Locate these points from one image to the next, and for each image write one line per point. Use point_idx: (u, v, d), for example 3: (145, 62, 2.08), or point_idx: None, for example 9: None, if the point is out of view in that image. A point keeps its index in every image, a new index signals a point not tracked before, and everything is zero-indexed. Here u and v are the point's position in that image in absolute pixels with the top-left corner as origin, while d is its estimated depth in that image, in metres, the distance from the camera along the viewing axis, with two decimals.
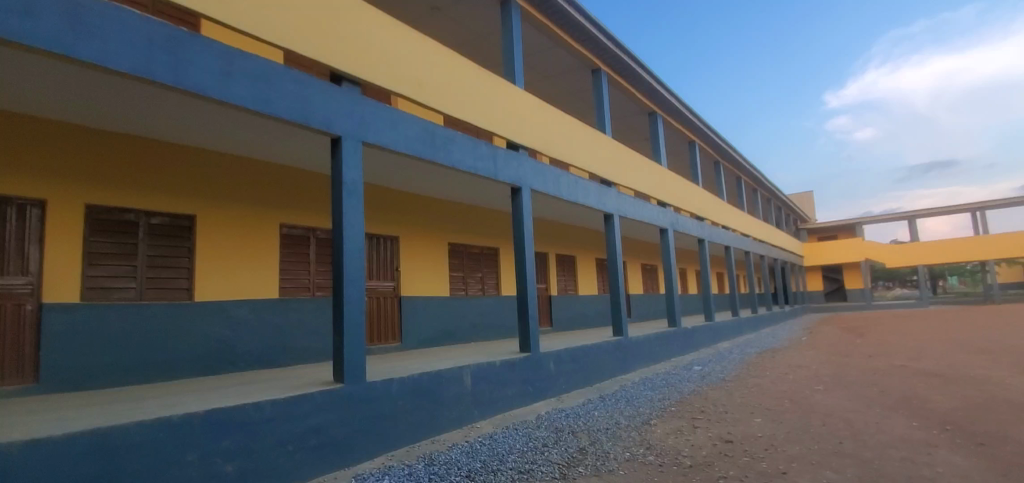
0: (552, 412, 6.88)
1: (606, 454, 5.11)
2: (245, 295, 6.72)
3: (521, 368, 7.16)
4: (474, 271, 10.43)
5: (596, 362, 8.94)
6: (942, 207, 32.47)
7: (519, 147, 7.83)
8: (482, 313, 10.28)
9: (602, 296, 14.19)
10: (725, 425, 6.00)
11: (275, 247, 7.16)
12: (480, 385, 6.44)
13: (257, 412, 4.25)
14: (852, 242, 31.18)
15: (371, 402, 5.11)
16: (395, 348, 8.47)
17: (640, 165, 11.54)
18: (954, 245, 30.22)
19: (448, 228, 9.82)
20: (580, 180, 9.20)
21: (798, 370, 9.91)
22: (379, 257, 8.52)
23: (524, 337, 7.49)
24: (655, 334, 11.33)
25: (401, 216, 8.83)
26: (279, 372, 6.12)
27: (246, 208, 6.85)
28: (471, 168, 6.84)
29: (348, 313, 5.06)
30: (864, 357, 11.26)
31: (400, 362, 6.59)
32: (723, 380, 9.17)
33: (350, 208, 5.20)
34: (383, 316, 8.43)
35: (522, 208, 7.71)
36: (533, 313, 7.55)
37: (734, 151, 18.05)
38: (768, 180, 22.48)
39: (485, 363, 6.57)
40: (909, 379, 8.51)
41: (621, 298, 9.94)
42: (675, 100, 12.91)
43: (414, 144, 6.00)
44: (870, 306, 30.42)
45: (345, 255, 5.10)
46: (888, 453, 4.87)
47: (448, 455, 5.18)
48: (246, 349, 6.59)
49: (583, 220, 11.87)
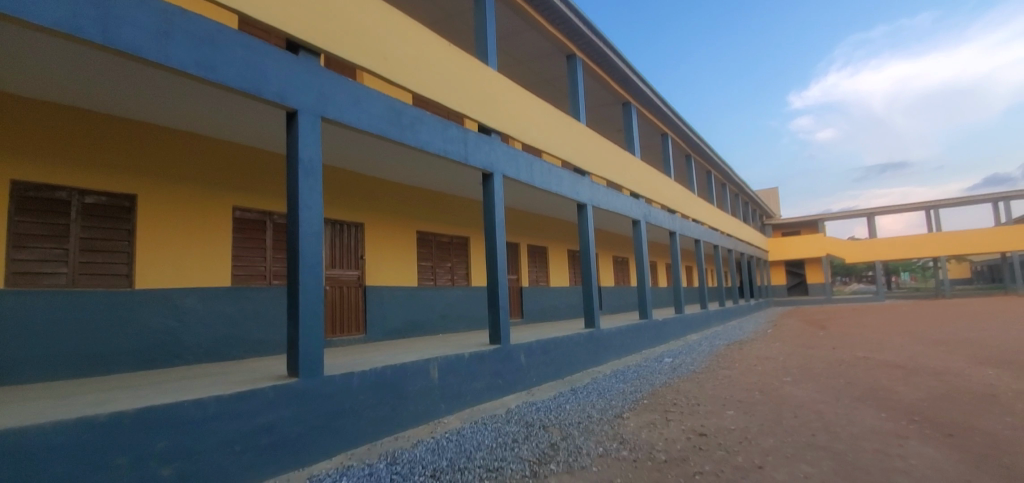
0: (523, 406, 6.65)
1: (579, 449, 4.90)
2: (193, 282, 6.23)
3: (491, 361, 6.90)
4: (443, 261, 10.09)
5: (567, 354, 8.75)
6: (898, 205, 33.70)
7: (491, 131, 7.52)
8: (451, 304, 9.97)
9: (574, 287, 14.05)
10: (698, 418, 5.88)
11: (228, 231, 6.68)
12: (448, 378, 6.15)
13: (199, 410, 3.86)
14: (815, 238, 32.05)
15: (329, 398, 4.75)
16: (359, 340, 8.09)
17: (614, 155, 11.38)
18: (909, 242, 31.42)
19: (416, 216, 9.45)
20: (553, 167, 8.95)
21: (766, 362, 9.96)
22: (342, 244, 8.10)
23: (494, 328, 7.22)
24: (626, 326, 11.24)
25: (366, 202, 8.42)
26: (230, 366, 5.68)
27: (194, 188, 6.34)
28: (440, 151, 6.50)
29: (304, 302, 4.69)
30: (828, 349, 11.43)
31: (363, 354, 6.24)
32: (694, 372, 9.13)
33: (307, 189, 4.81)
34: (347, 307, 8.03)
35: (494, 194, 7.40)
36: (503, 303, 7.28)
37: (705, 146, 18.17)
38: (737, 176, 22.79)
39: (453, 356, 6.28)
40: (874, 371, 8.62)
41: (593, 290, 9.78)
42: (649, 91, 12.80)
43: (378, 123, 5.63)
44: (830, 300, 31.37)
45: (301, 239, 4.72)
46: (861, 446, 4.82)
47: (412, 452, 4.87)
48: (194, 341, 6.12)
49: (556, 210, 11.66)
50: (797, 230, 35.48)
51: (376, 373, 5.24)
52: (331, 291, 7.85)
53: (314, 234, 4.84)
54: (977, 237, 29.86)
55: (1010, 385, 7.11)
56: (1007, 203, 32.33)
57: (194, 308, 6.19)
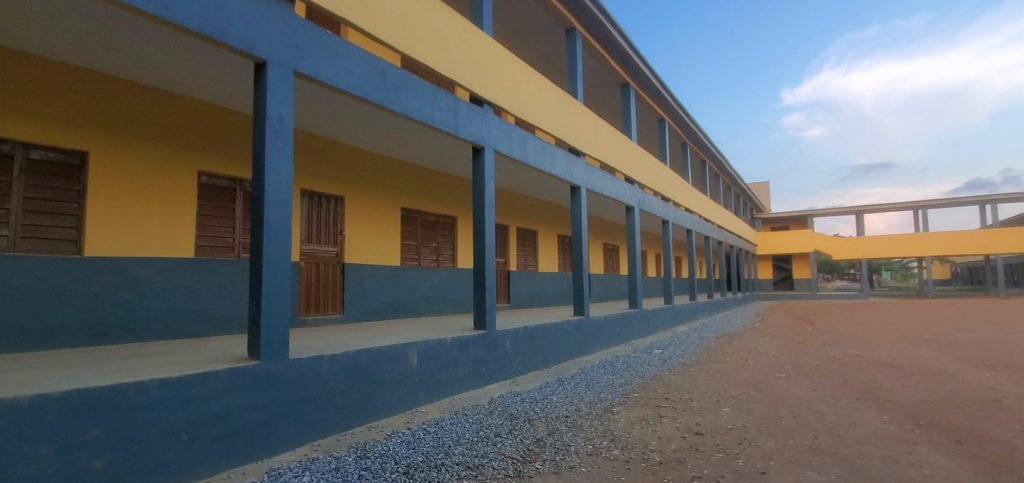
0: (507, 396, 6.25)
1: (566, 447, 4.51)
2: (151, 252, 5.69)
3: (475, 347, 6.48)
4: (428, 241, 9.62)
5: (555, 343, 8.39)
6: (886, 204, 33.78)
7: (484, 102, 7.00)
8: (435, 286, 9.53)
9: (563, 274, 13.68)
10: (692, 415, 5.54)
11: (193, 198, 6.13)
12: (428, 364, 5.72)
13: (140, 395, 3.38)
14: (804, 233, 32.04)
15: (294, 384, 4.30)
16: (335, 320, 7.63)
17: (610, 137, 10.92)
18: (896, 241, 31.55)
19: (401, 192, 8.94)
20: (548, 146, 8.48)
21: (758, 356, 9.70)
22: (319, 218, 7.58)
23: (479, 312, 6.79)
24: (616, 315, 10.91)
25: (347, 174, 7.90)
26: (189, 344, 5.20)
27: (155, 149, 5.78)
28: (428, 119, 5.98)
29: (268, 278, 4.19)
30: (819, 345, 11.21)
31: (337, 336, 5.78)
32: (685, 364, 8.82)
33: (275, 151, 4.30)
34: (323, 285, 7.55)
35: (484, 169, 6.92)
36: (490, 287, 6.85)
37: (702, 134, 17.77)
38: (730, 167, 22.50)
39: (434, 341, 5.84)
40: (868, 369, 8.38)
41: (584, 277, 9.39)
42: (650, 72, 12.31)
43: (359, 83, 5.10)
44: (815, 296, 31.48)
45: (267, 206, 4.22)
46: (868, 451, 4.50)
47: (385, 445, 4.44)
48: (151, 315, 5.61)
49: (548, 192, 11.21)
50: (786, 225, 35.45)
51: (349, 357, 4.79)
52: (307, 268, 7.35)
53: (283, 201, 4.34)
54: (962, 239, 30.05)
55: (1011, 389, 6.87)
56: (993, 206, 32.55)
57: (152, 279, 5.66)
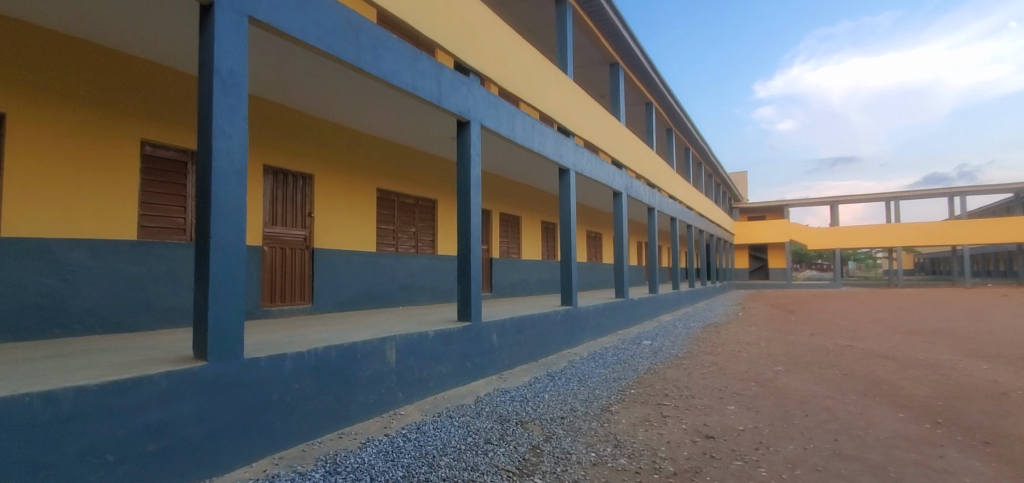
0: (494, 394, 5.70)
1: (567, 456, 3.98)
2: (85, 233, 4.92)
3: (459, 341, 5.90)
4: (406, 226, 8.95)
5: (543, 334, 7.87)
6: (859, 195, 34.33)
7: (470, 72, 6.36)
8: (414, 274, 8.89)
9: (546, 261, 13.18)
10: (697, 415, 5.08)
11: (136, 172, 5.35)
12: (408, 361, 5.12)
13: (49, 407, 2.68)
14: (780, 223, 32.31)
15: (251, 387, 3.65)
16: (304, 310, 6.94)
17: (599, 118, 10.39)
18: (867, 231, 32.06)
19: (377, 172, 8.24)
20: (537, 124, 7.88)
21: (749, 347, 9.41)
22: (286, 198, 6.85)
23: (464, 302, 6.21)
24: (602, 304, 10.46)
25: (317, 150, 7.18)
26: (129, 339, 4.47)
27: (87, 113, 4.97)
28: (408, 86, 5.31)
29: (217, 262, 3.51)
30: (807, 335, 11.01)
31: (304, 330, 5.14)
32: (677, 356, 8.43)
33: (225, 111, 3.60)
34: (290, 272, 6.84)
35: (469, 146, 6.29)
36: (476, 275, 6.27)
37: (687, 120, 17.43)
38: (711, 155, 22.32)
39: (414, 335, 5.23)
40: (864, 361, 8.14)
41: (572, 264, 8.88)
42: (639, 51, 11.79)
43: (329, 38, 4.41)
44: (789, 285, 31.82)
45: (215, 175, 3.52)
46: (897, 456, 4.12)
47: (359, 457, 3.82)
48: (85, 306, 4.86)
49: (533, 175, 10.63)
50: (762, 215, 35.71)
51: (317, 353, 4.16)
52: (271, 253, 6.64)
53: (238, 171, 3.66)
54: (930, 230, 30.76)
55: (1014, 382, 6.66)
56: (959, 198, 33.40)
57: (85, 264, 4.89)
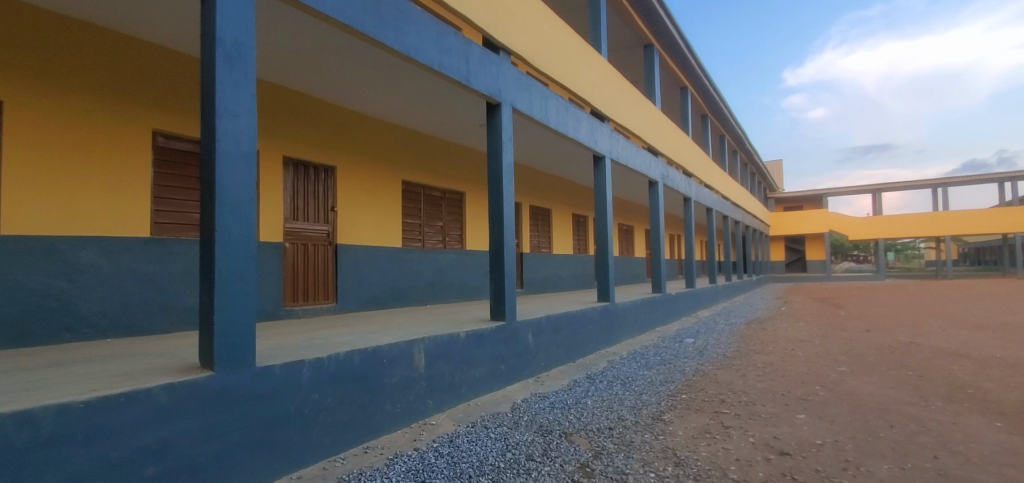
0: (532, 400, 5.21)
1: (622, 476, 3.47)
2: (93, 231, 4.61)
3: (492, 342, 5.43)
4: (433, 220, 8.52)
5: (580, 333, 7.34)
6: (903, 182, 32.60)
7: (500, 49, 5.86)
8: (442, 270, 8.46)
9: (578, 256, 12.63)
10: (764, 426, 4.49)
11: (147, 164, 5.03)
12: (438, 365, 4.68)
13: (26, 430, 2.31)
14: (818, 213, 30.89)
15: (264, 400, 3.24)
16: (328, 310, 6.57)
17: (634, 102, 9.78)
18: (914, 219, 30.38)
19: (402, 163, 7.83)
20: (571, 107, 7.34)
21: (803, 345, 8.69)
22: (307, 191, 6.48)
23: (497, 299, 5.74)
24: (640, 300, 9.86)
25: (339, 140, 6.79)
26: (140, 344, 4.13)
27: (91, 101, 4.64)
28: (434, 63, 4.84)
29: (224, 259, 3.09)
30: (863, 332, 10.19)
31: (327, 333, 4.74)
32: (725, 355, 7.78)
33: (230, 87, 3.18)
34: (313, 270, 6.47)
35: (500, 129, 5.79)
36: (509, 270, 5.78)
37: (722, 105, 16.58)
38: (746, 143, 21.34)
39: (445, 337, 4.78)
40: (937, 360, 7.35)
41: (608, 258, 8.32)
42: (675, 31, 11.10)
43: (346, 9, 3.96)
44: (829, 278, 30.42)
45: (220, 159, 3.10)
46: (1012, 475, 3.48)
47: (386, 477, 3.38)
48: (96, 308, 4.56)
49: (565, 165, 10.08)
50: (799, 205, 34.26)
51: (339, 359, 3.74)
52: (293, 249, 6.28)
53: (246, 156, 3.23)
54: (983, 217, 28.96)
55: None
56: (1014, 183, 31.37)
57: (95, 264, 4.59)
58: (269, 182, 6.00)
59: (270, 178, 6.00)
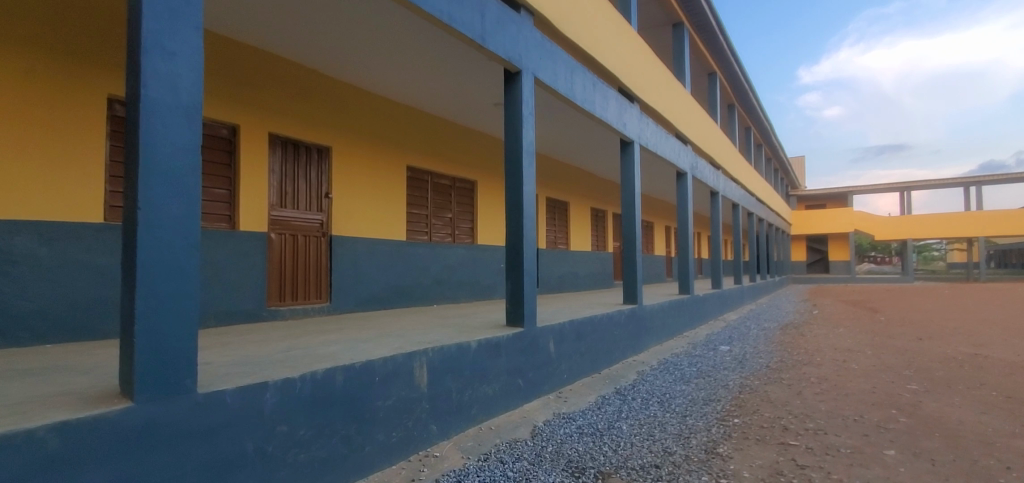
0: (555, 423, 4.35)
1: None
2: (31, 216, 3.83)
3: (509, 353, 4.58)
4: (441, 210, 7.69)
5: (606, 339, 6.48)
6: (932, 181, 31.21)
7: (521, 7, 4.99)
8: (450, 267, 7.63)
9: (597, 253, 11.74)
10: (849, 466, 3.60)
11: (102, 139, 4.25)
12: (444, 381, 3.85)
13: None
14: (844, 212, 29.60)
15: (209, 438, 2.42)
16: (321, 310, 5.77)
17: (664, 83, 8.87)
18: (945, 219, 28.99)
19: (408, 146, 7.01)
20: (599, 83, 6.46)
21: (855, 356, 7.72)
22: (296, 175, 5.67)
23: (514, 302, 4.89)
24: (668, 302, 8.95)
25: (335, 118, 5.99)
26: (75, 353, 3.34)
27: (33, 59, 3.87)
28: (442, 15, 3.99)
29: (151, 248, 2.27)
30: (915, 340, 9.19)
31: (311, 342, 3.93)
32: (770, 367, 6.86)
33: (165, 15, 2.35)
34: (304, 265, 5.67)
35: (520, 100, 4.93)
36: (528, 267, 4.94)
37: (750, 94, 15.55)
38: (772, 135, 20.31)
39: (453, 347, 3.94)
40: (1018, 377, 6.38)
41: (636, 255, 7.44)
42: (708, 8, 10.14)
43: None
44: (854, 279, 29.19)
45: (147, 110, 2.27)
46: None
47: None
48: (33, 307, 3.79)
49: (586, 153, 9.19)
50: (822, 203, 32.97)
51: (316, 378, 2.91)
52: (280, 241, 5.48)
53: (187, 109, 2.41)
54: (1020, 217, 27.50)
55: None
56: None
57: (32, 254, 3.81)
58: (252, 163, 5.19)
59: (253, 158, 5.20)
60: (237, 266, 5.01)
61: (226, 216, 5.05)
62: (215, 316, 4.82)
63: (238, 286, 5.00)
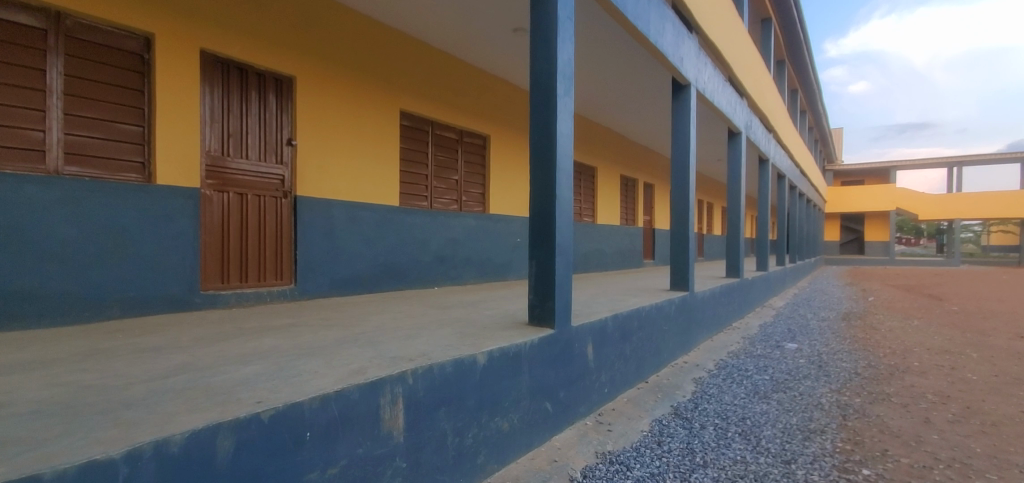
0: (601, 477, 2.90)
1: None
2: None
3: (534, 366, 3.13)
4: (445, 170, 6.20)
5: (653, 338, 5.01)
6: (982, 157, 28.84)
7: None
8: (455, 241, 6.17)
9: (627, 227, 10.21)
10: None
11: None
12: (433, 422, 2.41)
13: None
14: (885, 188, 27.46)
15: None
16: (281, 294, 4.37)
17: (724, 14, 7.18)
18: (996, 198, 26.70)
19: (403, 85, 5.50)
20: None
21: (960, 360, 6.15)
22: (245, 113, 4.21)
23: (540, 292, 3.44)
24: (719, 288, 7.42)
25: (301, 38, 4.49)
26: None
27: None
28: None
29: None
30: (1016, 338, 7.58)
31: (231, 354, 2.52)
32: (863, 375, 5.35)
33: None
34: (256, 234, 4.28)
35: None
36: (562, 242, 3.45)
37: (803, 48, 13.64)
38: (817, 99, 18.30)
39: (450, 367, 2.51)
40: None
41: (689, 229, 5.95)
42: None
43: None
44: (893, 261, 27.21)
45: None
46: None
47: None
48: None
49: (623, 103, 7.58)
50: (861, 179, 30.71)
51: (169, 453, 1.48)
52: (222, 202, 4.07)
53: None
54: None
55: None
56: None
57: None
58: (177, 90, 3.72)
59: (179, 83, 3.72)
60: (156, 234, 3.60)
61: (138, 165, 3.62)
62: (121, 304, 3.45)
63: (157, 262, 3.61)
